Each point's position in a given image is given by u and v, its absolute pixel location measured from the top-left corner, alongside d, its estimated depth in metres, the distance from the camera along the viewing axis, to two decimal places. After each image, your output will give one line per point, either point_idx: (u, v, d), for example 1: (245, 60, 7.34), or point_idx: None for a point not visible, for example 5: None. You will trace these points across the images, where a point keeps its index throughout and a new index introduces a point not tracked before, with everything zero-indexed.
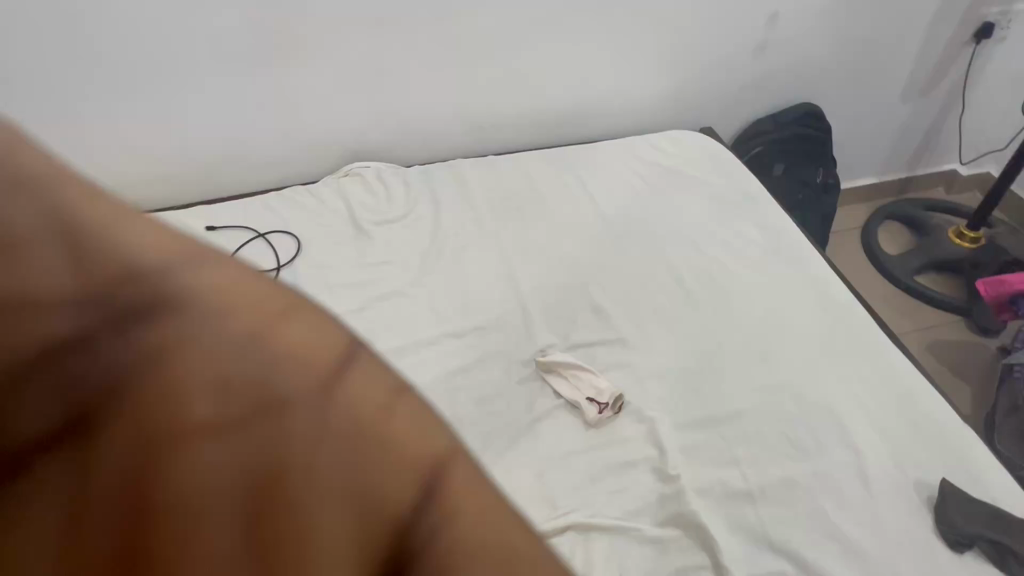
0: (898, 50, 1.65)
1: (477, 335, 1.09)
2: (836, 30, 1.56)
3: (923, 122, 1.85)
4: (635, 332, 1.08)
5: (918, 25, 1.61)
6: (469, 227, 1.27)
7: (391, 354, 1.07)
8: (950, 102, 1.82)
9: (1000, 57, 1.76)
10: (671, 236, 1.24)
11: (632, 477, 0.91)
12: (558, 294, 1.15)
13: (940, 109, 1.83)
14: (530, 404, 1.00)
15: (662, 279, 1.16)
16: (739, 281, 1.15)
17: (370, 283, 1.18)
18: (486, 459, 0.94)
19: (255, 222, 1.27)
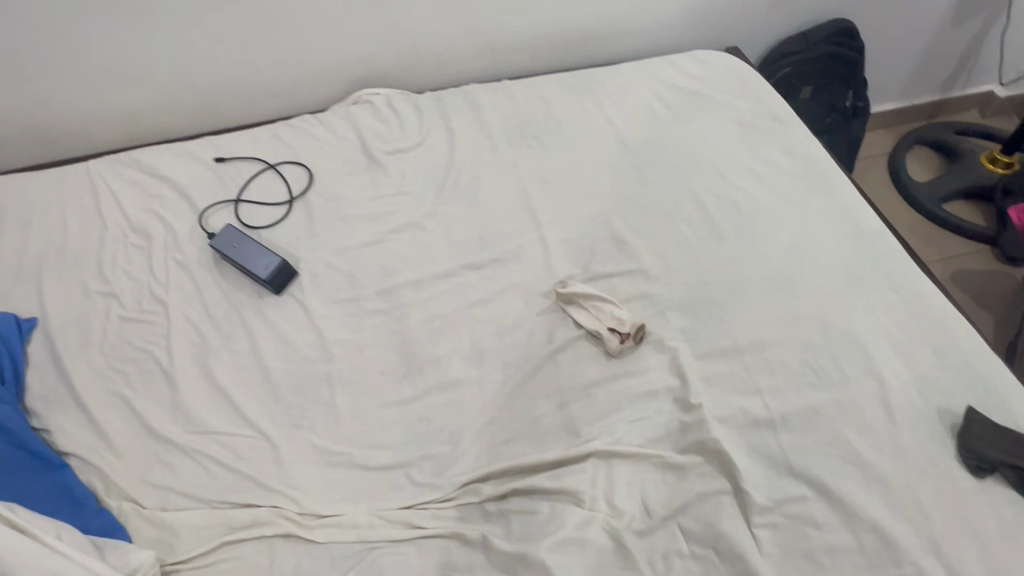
0: None
1: (496, 267, 1.08)
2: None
3: (961, 40, 1.75)
4: (656, 263, 1.06)
5: None
6: (485, 155, 1.23)
7: (410, 287, 1.07)
8: (993, 18, 1.69)
9: None
10: (694, 163, 1.19)
11: (653, 407, 0.91)
12: (578, 224, 1.12)
13: (981, 26, 1.71)
14: (551, 335, 1.00)
15: (684, 208, 1.13)
16: (765, 210, 1.11)
17: (385, 215, 1.16)
18: (507, 389, 0.95)
19: (267, 152, 1.25)
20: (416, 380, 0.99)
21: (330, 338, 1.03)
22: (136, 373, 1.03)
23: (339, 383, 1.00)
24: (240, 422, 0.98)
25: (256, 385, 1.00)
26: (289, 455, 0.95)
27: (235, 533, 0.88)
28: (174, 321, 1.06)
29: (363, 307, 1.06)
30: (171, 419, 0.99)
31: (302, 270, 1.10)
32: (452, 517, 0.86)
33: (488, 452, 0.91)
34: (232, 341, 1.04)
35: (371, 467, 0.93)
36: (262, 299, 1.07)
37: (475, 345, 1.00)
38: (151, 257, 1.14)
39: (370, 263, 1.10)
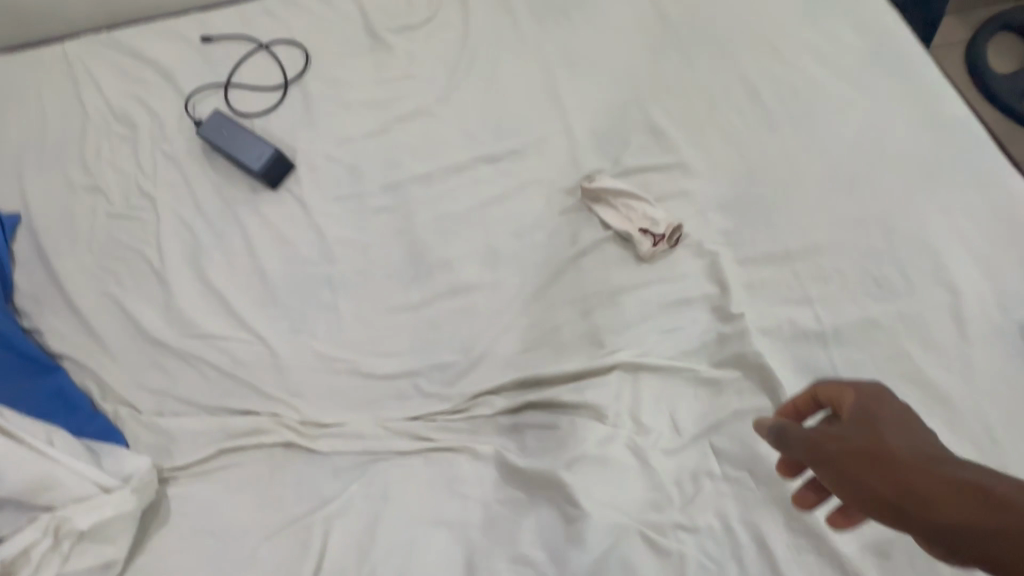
0: None
1: (514, 160, 0.96)
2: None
3: None
4: (697, 156, 0.93)
5: None
6: (504, 31, 1.07)
7: (419, 182, 0.96)
8: None
9: None
10: (746, 41, 1.03)
11: (688, 317, 0.81)
12: (609, 112, 0.98)
13: None
14: (575, 236, 0.89)
15: (732, 93, 0.98)
16: (829, 96, 0.96)
17: (391, 101, 1.02)
18: (525, 294, 0.86)
19: (258, 31, 1.11)
20: (425, 285, 0.90)
21: (331, 238, 0.94)
22: (127, 273, 0.96)
23: (342, 287, 0.91)
24: (238, 326, 0.91)
25: (253, 287, 0.93)
26: (290, 362, 0.88)
27: (234, 441, 0.83)
28: (164, 218, 0.98)
29: (367, 203, 0.96)
30: (165, 322, 0.92)
31: (299, 162, 0.99)
32: (463, 430, 0.79)
33: (503, 362, 0.83)
34: (226, 240, 0.96)
35: (377, 376, 0.86)
36: (257, 195, 0.97)
37: (489, 247, 0.90)
38: (136, 149, 1.04)
39: (374, 155, 0.99)
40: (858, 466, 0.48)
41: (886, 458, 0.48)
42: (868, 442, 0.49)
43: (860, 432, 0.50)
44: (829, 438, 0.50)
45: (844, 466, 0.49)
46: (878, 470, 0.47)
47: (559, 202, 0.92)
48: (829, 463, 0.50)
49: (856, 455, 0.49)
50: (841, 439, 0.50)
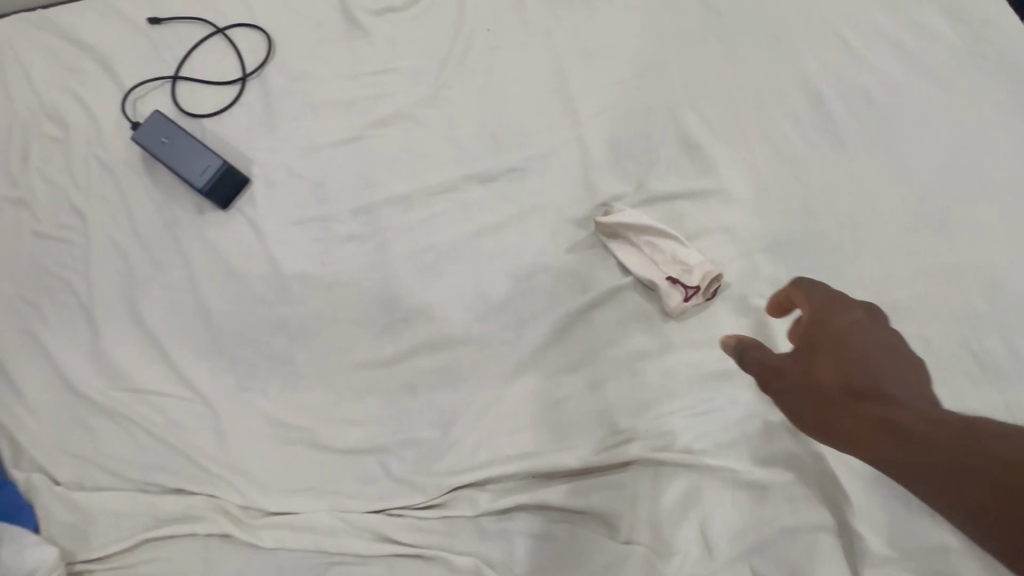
0: None
1: (514, 180, 0.77)
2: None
3: None
4: (743, 181, 0.74)
5: None
6: (507, 13, 0.87)
7: (397, 205, 0.78)
8: None
9: None
10: (810, 29, 0.82)
11: (727, 396, 0.64)
12: (633, 118, 0.79)
13: None
14: (585, 281, 0.71)
15: (791, 97, 0.78)
16: (912, 104, 0.75)
17: (366, 100, 0.84)
18: (521, 356, 0.69)
19: (214, 11, 0.92)
20: (400, 336, 0.73)
21: (289, 273, 0.77)
22: (51, 307, 0.81)
23: (300, 334, 0.75)
24: (176, 380, 0.75)
25: (195, 331, 0.77)
26: (234, 428, 0.72)
27: (163, 527, 0.68)
28: (95, 241, 0.82)
29: (333, 230, 0.79)
30: (93, 370, 0.77)
31: (255, 176, 0.82)
32: (435, 532, 0.64)
33: (490, 444, 0.66)
34: (166, 271, 0.79)
35: (338, 451, 0.70)
36: (204, 216, 0.81)
37: (479, 291, 0.73)
38: (67, 153, 0.87)
39: (344, 169, 0.81)
40: (801, 399, 0.50)
41: (810, 386, 0.50)
42: (795, 368, 0.51)
43: (794, 362, 0.51)
44: (774, 374, 0.52)
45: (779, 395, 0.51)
46: (829, 408, 0.49)
47: (566, 235, 0.74)
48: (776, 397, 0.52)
49: (792, 388, 0.50)
50: (791, 374, 0.51)
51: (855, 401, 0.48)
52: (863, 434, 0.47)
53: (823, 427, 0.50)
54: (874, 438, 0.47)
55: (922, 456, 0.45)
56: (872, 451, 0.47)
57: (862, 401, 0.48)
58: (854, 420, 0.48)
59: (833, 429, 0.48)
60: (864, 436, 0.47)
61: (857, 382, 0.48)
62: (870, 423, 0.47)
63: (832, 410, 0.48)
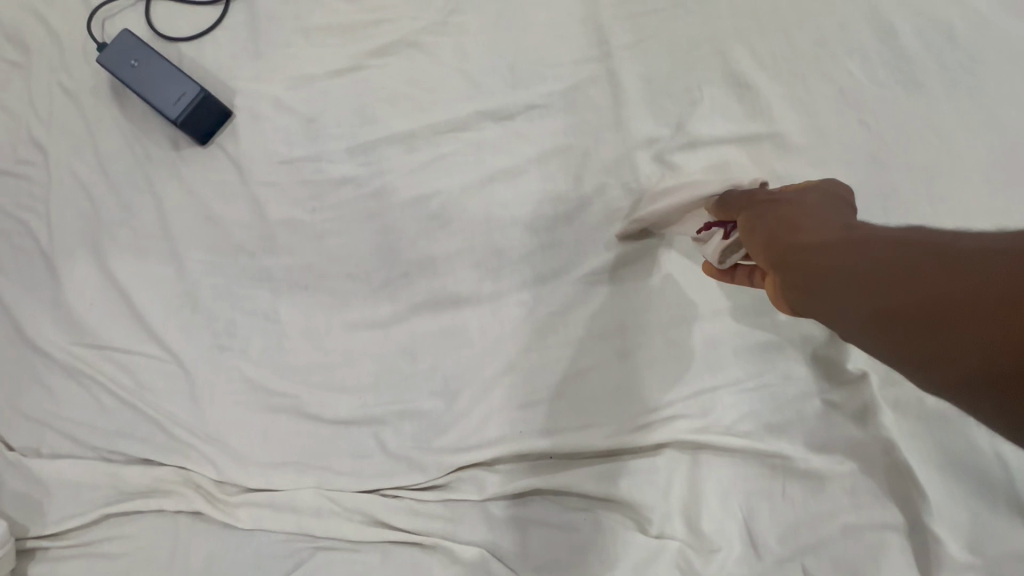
0: None
1: (533, 118, 0.67)
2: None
3: None
4: (800, 125, 0.64)
5: None
6: None
7: (399, 144, 0.69)
8: None
9: None
10: None
11: (780, 370, 0.54)
12: (671, 49, 0.68)
13: None
14: (615, 234, 0.62)
15: (860, 28, 0.67)
16: (998, 40, 0.65)
17: (367, 24, 0.74)
18: (539, 320, 0.60)
19: None
20: (399, 293, 0.64)
21: (274, 218, 0.68)
22: (7, 253, 0.71)
23: (286, 289, 0.66)
24: (144, 336, 0.66)
25: (167, 281, 0.68)
26: (210, 393, 0.64)
27: (126, 504, 0.60)
28: (57, 179, 0.72)
29: (324, 171, 0.69)
30: (52, 324, 0.68)
31: (237, 108, 0.72)
32: (436, 517, 0.56)
33: (501, 418, 0.58)
34: (136, 214, 0.70)
35: (326, 421, 0.61)
36: (179, 152, 0.71)
37: (491, 244, 0.64)
38: (29, 80, 0.77)
39: (340, 101, 0.71)
40: (777, 229, 0.49)
41: (791, 218, 0.49)
42: (784, 207, 0.51)
43: (791, 202, 0.51)
44: (767, 208, 0.51)
45: (762, 225, 0.51)
46: (790, 228, 0.49)
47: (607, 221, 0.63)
48: (758, 229, 0.51)
49: (778, 216, 0.50)
50: (774, 207, 0.51)
51: (809, 216, 0.49)
52: (824, 254, 0.45)
53: (785, 250, 0.48)
54: (805, 234, 0.47)
55: (842, 247, 0.44)
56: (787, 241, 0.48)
57: (817, 216, 0.48)
58: (816, 235, 0.47)
59: (794, 249, 0.47)
60: (825, 247, 0.45)
61: (809, 213, 0.49)
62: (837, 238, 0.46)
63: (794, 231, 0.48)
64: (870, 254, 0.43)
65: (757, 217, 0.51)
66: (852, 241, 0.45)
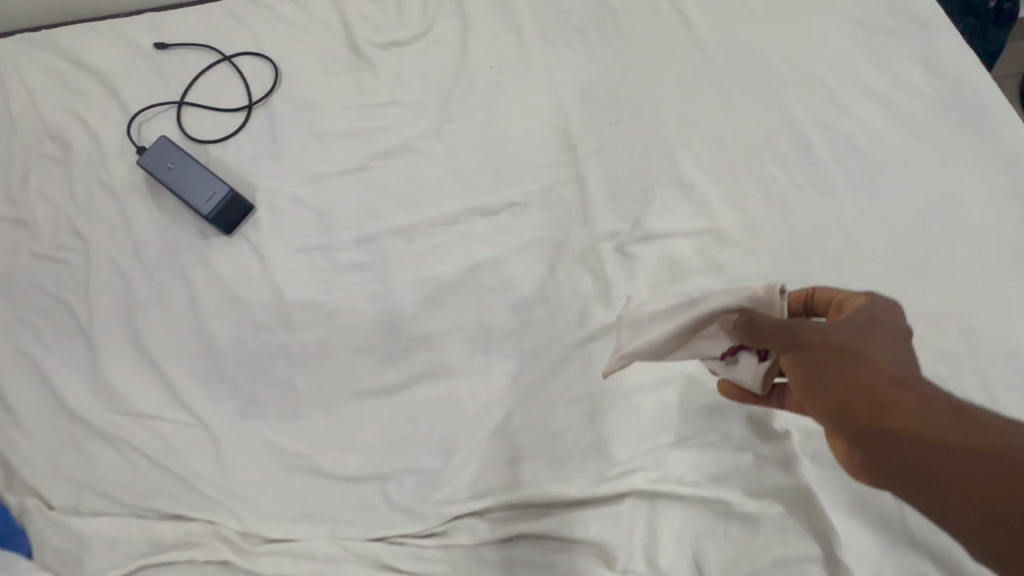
0: None
1: (513, 213, 0.80)
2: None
3: None
4: (734, 220, 0.77)
5: None
6: (508, 52, 0.92)
7: (399, 235, 0.80)
8: None
9: None
10: (796, 77, 0.86)
11: (720, 429, 0.66)
12: (628, 157, 0.82)
13: None
14: (584, 314, 0.74)
15: (780, 141, 0.82)
16: (891, 152, 0.80)
17: (372, 131, 0.87)
18: (521, 387, 0.71)
19: (222, 41, 0.95)
20: (401, 365, 0.75)
21: (291, 299, 0.78)
22: (49, 330, 0.81)
23: (302, 361, 0.76)
24: (174, 404, 0.75)
25: (195, 355, 0.77)
26: (233, 454, 0.73)
27: (158, 555, 0.68)
28: (95, 264, 0.82)
29: (336, 258, 0.80)
30: (91, 394, 0.77)
31: (259, 202, 0.83)
32: (435, 559, 0.65)
33: (490, 473, 0.68)
34: (168, 296, 0.80)
35: (337, 478, 0.71)
36: (207, 241, 0.82)
37: (479, 322, 0.75)
38: (70, 174, 0.88)
39: (348, 198, 0.83)
40: (832, 363, 0.47)
41: (850, 352, 0.47)
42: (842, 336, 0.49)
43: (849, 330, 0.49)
44: (817, 332, 0.49)
45: (815, 353, 0.48)
46: (846, 366, 0.47)
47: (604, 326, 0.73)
48: (809, 358, 0.48)
49: (834, 349, 0.48)
50: (830, 335, 0.49)
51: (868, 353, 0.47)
52: (880, 408, 0.44)
53: (841, 392, 0.46)
54: (876, 393, 0.45)
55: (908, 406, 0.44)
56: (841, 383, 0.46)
57: (877, 357, 0.47)
58: (877, 383, 0.45)
59: (855, 396, 0.46)
60: (884, 401, 0.44)
61: (866, 350, 0.48)
62: (899, 391, 0.45)
63: (854, 371, 0.46)
64: (927, 416, 0.43)
65: (808, 342, 0.49)
66: (915, 403, 0.44)
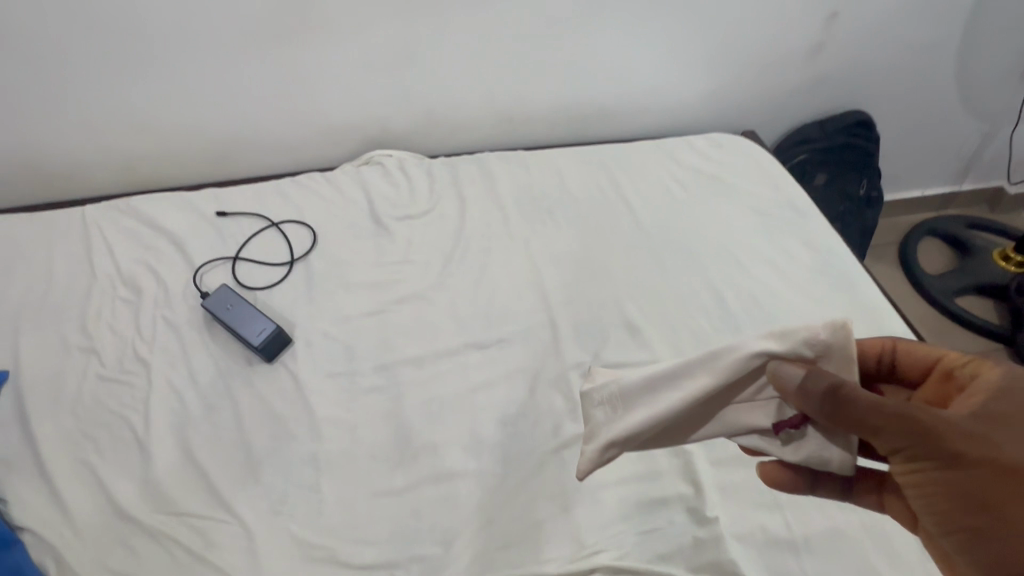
0: (937, 68, 1.63)
1: (501, 348, 1.03)
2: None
3: (956, 142, 1.85)
4: (671, 354, 1.01)
5: (952, 44, 1.58)
6: (496, 225, 1.20)
7: (410, 363, 1.01)
8: (992, 127, 1.82)
9: None
10: (711, 249, 1.16)
11: (666, 517, 0.84)
12: (589, 306, 1.07)
13: (980, 133, 1.83)
14: (557, 427, 0.94)
15: (702, 294, 1.09)
16: (784, 304, 1.07)
17: (389, 283, 1.11)
18: (509, 486, 0.89)
19: (272, 211, 1.22)
20: (409, 469, 0.91)
21: (320, 415, 0.96)
22: (108, 442, 0.95)
23: (326, 467, 0.92)
24: (214, 504, 0.89)
25: (236, 462, 0.93)
26: (263, 547, 0.85)
27: None
28: (154, 385, 0.99)
29: (358, 382, 1.00)
30: (140, 496, 0.90)
31: (297, 337, 1.04)
32: None
33: (484, 558, 0.83)
34: (215, 412, 0.97)
35: (353, 566, 0.84)
36: (252, 367, 1.01)
37: (474, 433, 0.94)
38: (137, 312, 1.08)
39: (368, 334, 1.05)
40: (963, 459, 0.54)
41: (982, 448, 0.53)
42: (976, 428, 0.54)
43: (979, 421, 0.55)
44: (947, 423, 0.55)
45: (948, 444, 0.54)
46: (976, 462, 0.53)
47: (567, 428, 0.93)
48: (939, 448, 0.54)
49: (968, 441, 0.54)
50: (960, 427, 0.54)
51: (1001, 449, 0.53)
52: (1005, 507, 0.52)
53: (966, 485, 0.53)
54: (1001, 494, 0.52)
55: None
56: (998, 516, 0.52)
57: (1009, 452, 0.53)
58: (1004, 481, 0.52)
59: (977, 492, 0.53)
60: (1005, 499, 0.52)
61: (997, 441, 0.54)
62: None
63: (980, 467, 0.53)
64: None
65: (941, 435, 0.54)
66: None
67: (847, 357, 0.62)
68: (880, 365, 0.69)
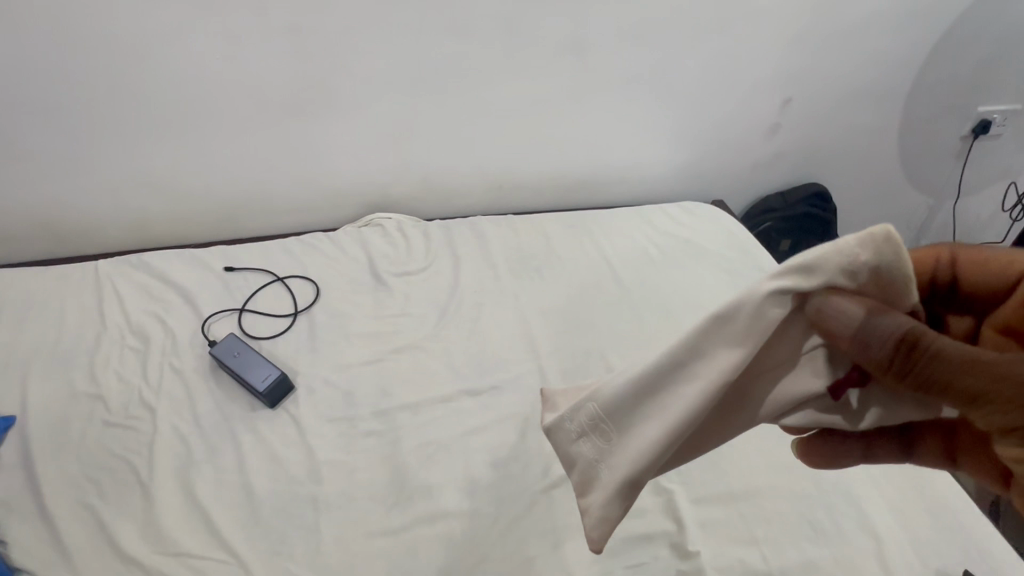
0: (882, 148, 1.82)
1: (493, 394, 1.09)
2: (838, 82, 1.62)
3: (906, 214, 2.02)
4: None
5: (894, 127, 1.78)
6: (488, 282, 1.29)
7: (407, 408, 1.07)
8: (937, 200, 2.00)
9: (985, 159, 1.92)
10: (686, 305, 1.26)
11: (651, 552, 0.89)
12: (576, 355, 1.15)
13: (926, 206, 2.02)
14: (547, 467, 0.99)
15: None
16: None
17: (388, 333, 1.18)
18: (503, 524, 0.93)
19: (277, 267, 1.30)
20: (406, 509, 0.95)
21: (321, 457, 1.00)
22: (109, 484, 0.96)
23: (325, 507, 0.95)
24: (214, 544, 0.90)
25: (237, 503, 0.95)
26: None
27: None
28: (159, 429, 1.03)
29: (357, 427, 1.05)
30: (138, 537, 0.90)
31: (299, 384, 1.10)
32: None
33: None
34: (218, 455, 1.01)
35: None
36: (256, 412, 1.06)
37: (468, 474, 0.98)
38: (145, 360, 1.13)
39: (367, 381, 1.11)
40: None
41: None
42: None
43: None
44: None
45: None
46: None
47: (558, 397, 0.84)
48: None
49: None
50: None
51: None
52: None
53: None
54: None
55: None
56: None
57: None
58: None
59: None
60: None
61: None
62: None
63: None
64: None
65: None
66: None
67: (902, 278, 0.54)
68: (944, 279, 0.62)
